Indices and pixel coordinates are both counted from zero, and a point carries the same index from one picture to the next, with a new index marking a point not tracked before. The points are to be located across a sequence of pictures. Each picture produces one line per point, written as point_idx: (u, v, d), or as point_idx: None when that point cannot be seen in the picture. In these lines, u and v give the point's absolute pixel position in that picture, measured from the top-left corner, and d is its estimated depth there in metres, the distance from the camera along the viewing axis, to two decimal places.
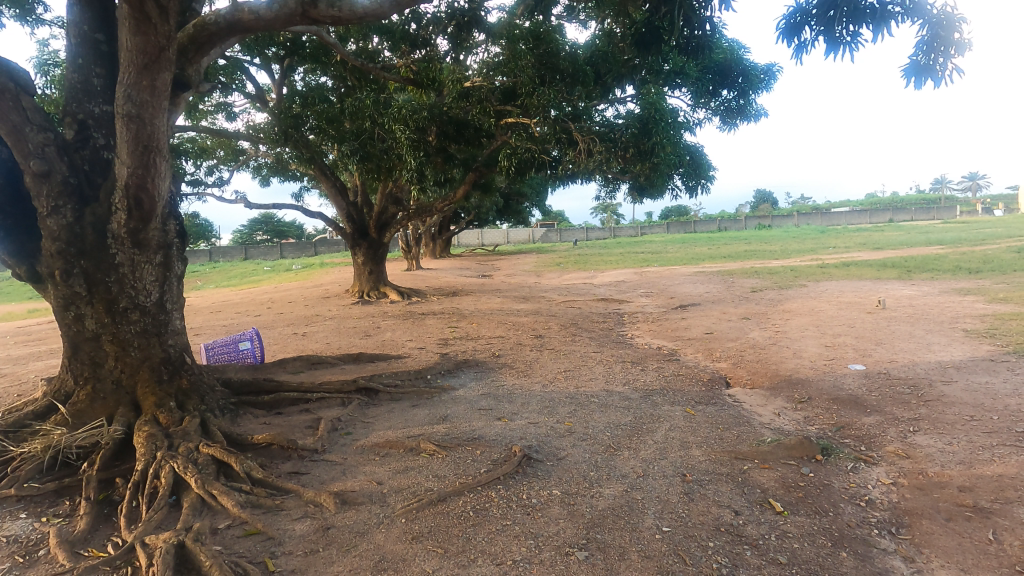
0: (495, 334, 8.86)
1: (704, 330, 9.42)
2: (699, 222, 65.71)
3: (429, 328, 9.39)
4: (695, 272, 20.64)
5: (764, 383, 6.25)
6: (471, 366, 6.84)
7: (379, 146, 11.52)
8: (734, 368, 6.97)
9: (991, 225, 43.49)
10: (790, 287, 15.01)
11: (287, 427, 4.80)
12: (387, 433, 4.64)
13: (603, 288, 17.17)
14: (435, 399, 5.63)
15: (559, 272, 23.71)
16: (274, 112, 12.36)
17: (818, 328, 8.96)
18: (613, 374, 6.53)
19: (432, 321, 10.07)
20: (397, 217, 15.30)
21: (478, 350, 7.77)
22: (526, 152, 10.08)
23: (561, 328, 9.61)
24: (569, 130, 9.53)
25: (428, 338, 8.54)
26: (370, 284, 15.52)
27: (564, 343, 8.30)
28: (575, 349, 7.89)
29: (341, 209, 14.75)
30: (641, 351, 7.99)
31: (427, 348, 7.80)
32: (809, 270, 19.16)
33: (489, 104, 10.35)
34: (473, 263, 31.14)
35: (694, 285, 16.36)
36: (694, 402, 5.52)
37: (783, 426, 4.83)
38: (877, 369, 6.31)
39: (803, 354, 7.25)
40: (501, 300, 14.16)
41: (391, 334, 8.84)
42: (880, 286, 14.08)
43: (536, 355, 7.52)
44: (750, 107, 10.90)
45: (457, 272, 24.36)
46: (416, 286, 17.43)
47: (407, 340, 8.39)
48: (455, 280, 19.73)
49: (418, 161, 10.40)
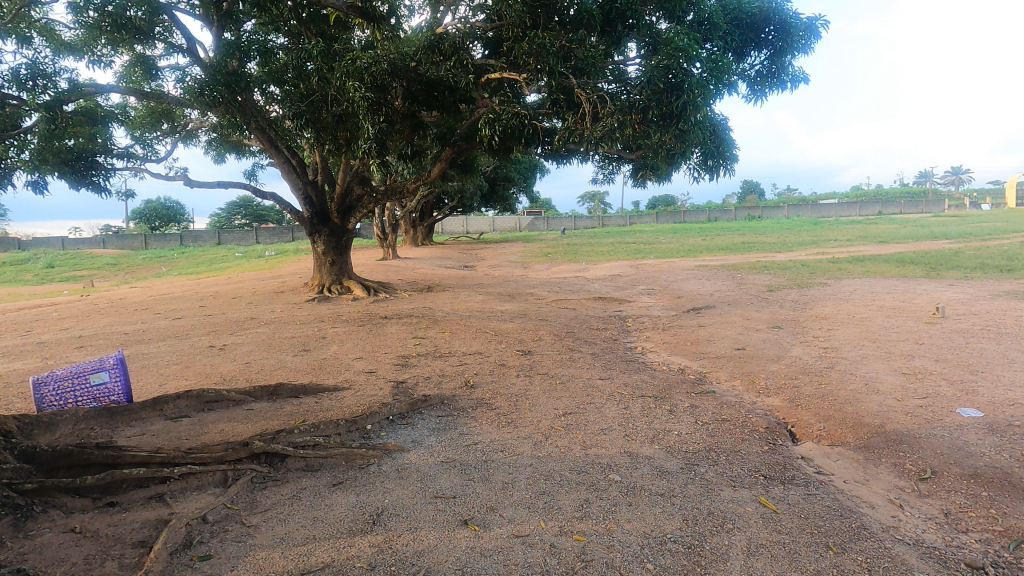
0: (472, 349, 6.91)
1: (733, 344, 7.56)
2: (688, 212, 64.05)
3: (389, 339, 7.40)
4: (697, 266, 18.84)
5: (849, 438, 4.39)
6: (433, 405, 4.88)
7: (334, 111, 9.54)
8: (794, 409, 5.10)
9: (989, 219, 42.11)
10: (811, 285, 13.26)
11: (104, 544, 2.83)
12: (270, 563, 2.70)
13: (598, 283, 15.29)
14: (370, 473, 3.68)
15: (549, 263, 21.80)
16: (206, 69, 9.96)
17: (876, 344, 7.16)
18: (633, 422, 4.61)
19: (395, 329, 8.07)
20: (363, 199, 13.23)
21: (446, 376, 5.81)
22: (513, 120, 8.05)
23: (554, 340, 7.69)
24: (570, 87, 7.49)
25: (382, 356, 6.55)
26: (332, 277, 13.37)
27: (560, 364, 6.38)
28: (577, 376, 5.96)
29: (296, 190, 12.66)
30: (662, 378, 6.09)
31: (377, 373, 5.82)
32: (822, 265, 17.45)
33: (465, 57, 8.31)
34: (454, 252, 29.03)
35: (702, 282, 14.52)
36: (764, 480, 3.64)
37: (926, 543, 2.97)
38: (1003, 418, 4.49)
39: (881, 389, 5.41)
40: (483, 297, 12.20)
41: (336, 349, 6.85)
42: (914, 285, 12.37)
43: (524, 384, 5.59)
44: (785, 71, 8.83)
45: (438, 262, 22.34)
46: (386, 279, 15.36)
47: (354, 359, 6.39)
48: (433, 272, 17.71)
49: (380, 127, 8.27)
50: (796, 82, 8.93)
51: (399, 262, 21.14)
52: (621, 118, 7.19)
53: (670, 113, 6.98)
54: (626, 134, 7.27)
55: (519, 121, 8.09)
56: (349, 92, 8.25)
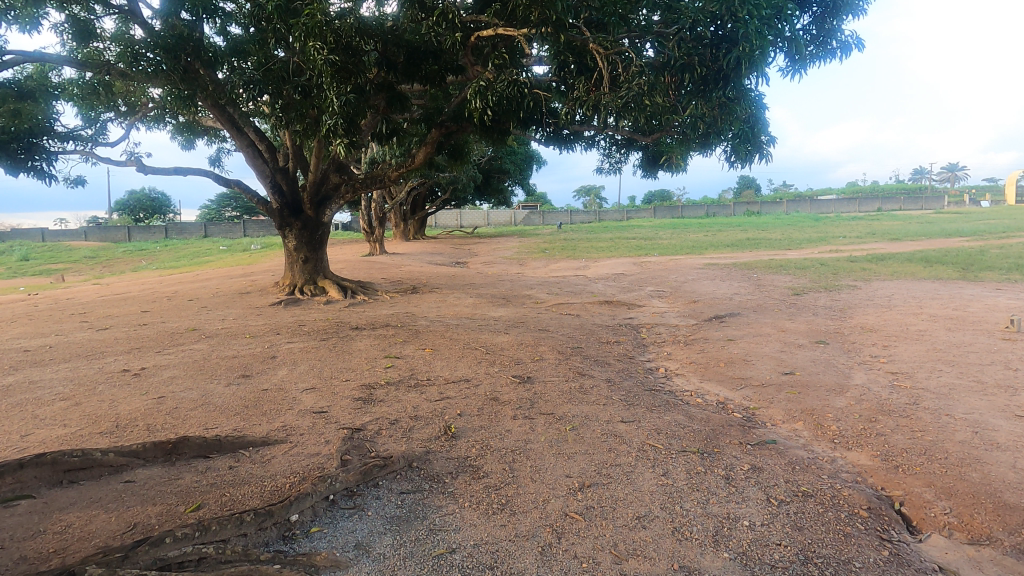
0: (456, 375, 5.50)
1: (777, 367, 6.18)
2: (687, 207, 62.70)
3: (354, 360, 5.96)
4: (706, 265, 17.47)
5: (997, 535, 3.02)
6: (396, 474, 3.45)
7: (297, 83, 8.07)
8: (897, 473, 3.72)
9: (995, 215, 40.99)
10: (839, 288, 11.92)
11: None
12: None
13: (602, 284, 13.87)
14: None
15: (547, 261, 20.37)
16: (152, 34, 8.42)
17: (958, 370, 5.78)
18: (681, 503, 3.20)
19: (365, 344, 6.64)
20: (340, 188, 11.75)
21: (420, 419, 4.38)
22: (509, 90, 6.56)
23: (559, 360, 6.27)
24: (582, 44, 6.22)
25: (341, 386, 5.11)
26: (305, 276, 11.88)
27: (568, 398, 4.98)
28: (593, 417, 4.55)
29: (263, 177, 11.16)
30: (703, 420, 4.68)
31: (328, 415, 4.39)
32: (844, 265, 16.07)
33: (450, 10, 6.71)
34: (447, 247, 27.55)
35: (717, 284, 13.14)
36: None
37: None
38: None
39: (1004, 441, 4.04)
40: (474, 301, 10.76)
41: (285, 376, 5.39)
42: (959, 290, 11.02)
43: (523, 433, 4.18)
44: (834, 37, 7.34)
45: (428, 258, 20.89)
46: (368, 278, 13.89)
47: (303, 392, 4.94)
48: (421, 270, 16.25)
49: (346, 99, 6.76)
50: (845, 51, 7.46)
51: (385, 258, 19.64)
52: (651, 80, 5.71)
53: (711, 72, 5.74)
54: (655, 104, 5.80)
55: (518, 91, 6.58)
56: (309, 56, 6.69)
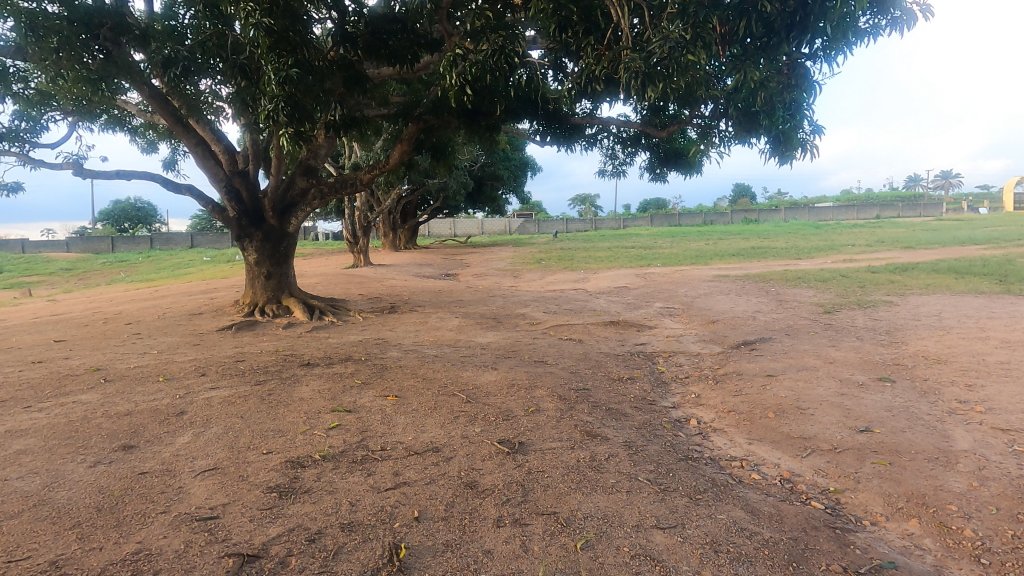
0: (421, 442, 4.01)
1: (846, 419, 4.73)
2: (685, 215, 61.56)
3: (288, 417, 4.46)
4: (716, 277, 16.09)
5: None
6: None
7: (237, 61, 6.61)
8: None
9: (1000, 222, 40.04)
10: (875, 305, 10.52)
11: None
12: None
13: (606, 300, 12.43)
14: None
15: (544, 272, 18.93)
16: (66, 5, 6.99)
17: None
18: None
19: (310, 390, 5.14)
20: (308, 194, 10.25)
21: (356, 531, 2.89)
22: (494, 58, 5.22)
23: (559, 411, 4.79)
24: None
25: (256, 464, 3.62)
26: (267, 293, 10.36)
27: (576, 480, 3.52)
28: (614, 519, 3.08)
29: (216, 180, 9.68)
30: (775, 518, 3.22)
31: (218, 524, 2.91)
32: (867, 276, 14.72)
33: None
34: (439, 258, 26.11)
35: (734, 299, 11.73)
36: None
37: None
38: None
39: None
40: (459, 322, 9.28)
41: (183, 446, 3.89)
42: (1015, 307, 9.65)
43: (510, 558, 2.70)
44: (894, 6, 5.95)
45: (415, 270, 19.43)
46: (342, 295, 12.37)
47: (198, 476, 3.45)
48: (405, 285, 14.75)
49: (287, 74, 5.31)
50: (908, 22, 6.07)
51: (368, 271, 18.13)
52: (686, 35, 4.51)
53: (781, 13, 4.71)
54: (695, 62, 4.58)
55: (506, 62, 5.23)
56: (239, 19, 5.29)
